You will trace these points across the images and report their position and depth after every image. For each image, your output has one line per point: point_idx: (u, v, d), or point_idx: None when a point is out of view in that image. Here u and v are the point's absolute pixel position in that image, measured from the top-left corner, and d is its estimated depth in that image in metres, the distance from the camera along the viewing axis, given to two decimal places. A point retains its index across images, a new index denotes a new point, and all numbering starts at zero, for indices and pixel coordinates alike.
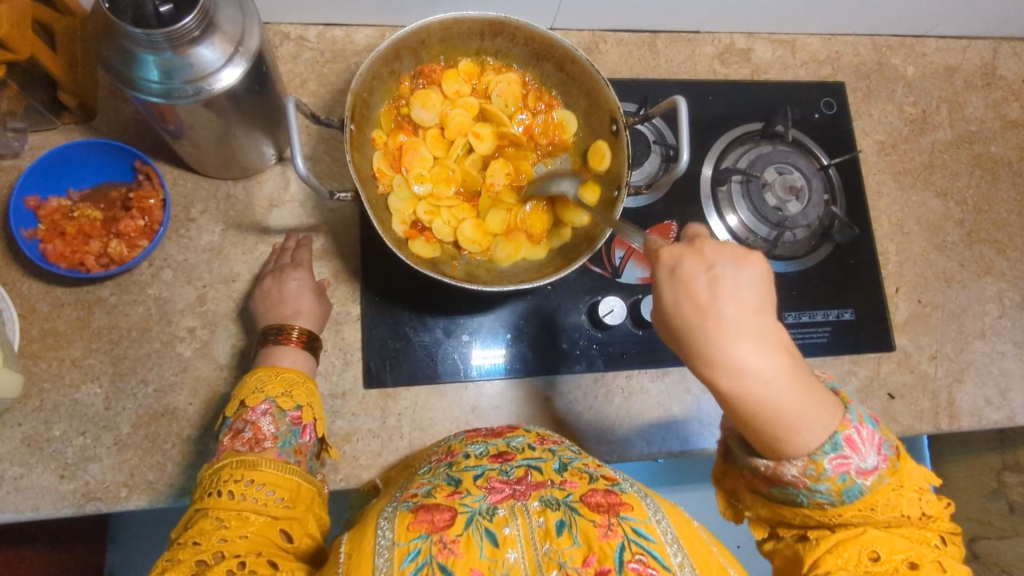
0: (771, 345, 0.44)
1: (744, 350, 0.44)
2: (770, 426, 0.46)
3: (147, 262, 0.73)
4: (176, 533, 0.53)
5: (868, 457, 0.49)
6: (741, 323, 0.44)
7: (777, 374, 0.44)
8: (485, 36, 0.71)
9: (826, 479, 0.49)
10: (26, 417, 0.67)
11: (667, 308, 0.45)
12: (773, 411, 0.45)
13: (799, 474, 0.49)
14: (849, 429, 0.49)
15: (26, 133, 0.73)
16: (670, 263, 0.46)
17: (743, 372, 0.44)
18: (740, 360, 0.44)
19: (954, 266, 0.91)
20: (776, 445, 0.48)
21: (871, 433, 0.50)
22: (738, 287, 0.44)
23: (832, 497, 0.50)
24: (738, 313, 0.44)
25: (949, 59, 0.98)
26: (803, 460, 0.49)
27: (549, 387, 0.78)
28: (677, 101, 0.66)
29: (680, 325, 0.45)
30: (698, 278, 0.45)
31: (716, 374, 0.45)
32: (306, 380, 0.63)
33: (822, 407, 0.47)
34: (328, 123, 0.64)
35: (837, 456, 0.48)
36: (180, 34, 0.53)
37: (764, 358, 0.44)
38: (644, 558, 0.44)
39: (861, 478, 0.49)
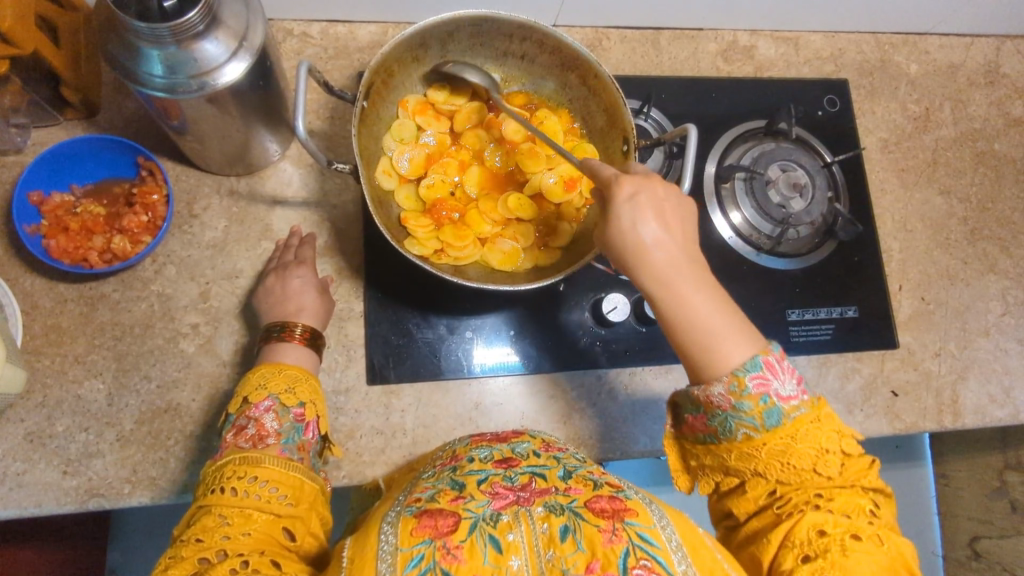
0: (699, 268, 0.54)
1: (679, 270, 0.53)
2: (693, 335, 0.53)
3: (150, 259, 0.73)
4: (179, 530, 0.52)
5: (786, 384, 0.52)
6: (678, 249, 0.54)
7: (701, 289, 0.53)
8: (513, 39, 0.71)
9: (747, 398, 0.52)
10: (29, 413, 0.67)
11: (623, 226, 0.53)
12: (698, 321, 0.52)
13: (724, 393, 0.52)
14: (769, 355, 0.53)
15: (29, 129, 0.73)
16: (630, 189, 0.53)
17: (675, 284, 0.53)
18: (670, 274, 0.53)
19: (957, 263, 0.91)
20: (697, 360, 0.53)
21: (788, 364, 0.54)
22: (675, 225, 0.54)
23: (755, 421, 0.52)
24: (676, 242, 0.54)
25: (952, 57, 0.98)
26: (727, 378, 0.52)
27: (553, 384, 0.78)
28: (688, 128, 0.65)
29: (632, 242, 0.53)
30: (649, 205, 0.53)
31: (648, 283, 0.53)
32: (310, 377, 0.63)
33: (745, 331, 0.53)
34: (342, 94, 0.64)
35: (757, 375, 0.52)
36: (185, 27, 0.53)
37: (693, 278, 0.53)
38: (648, 564, 0.44)
39: (781, 402, 0.52)
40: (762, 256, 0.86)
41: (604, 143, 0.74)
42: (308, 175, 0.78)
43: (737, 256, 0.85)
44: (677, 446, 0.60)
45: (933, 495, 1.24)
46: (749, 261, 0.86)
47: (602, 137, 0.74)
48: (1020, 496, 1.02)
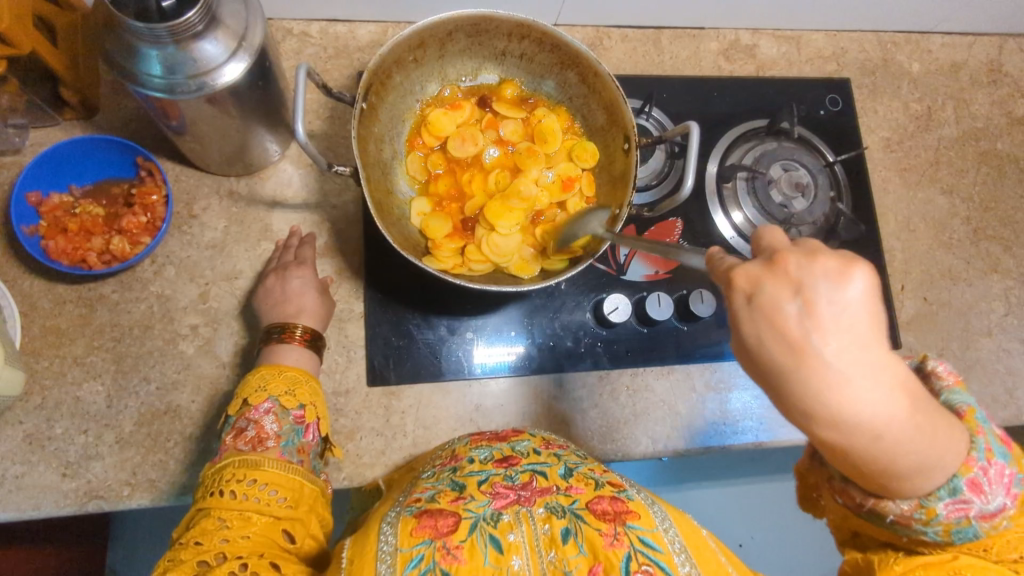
0: (897, 389, 0.31)
1: (863, 404, 0.31)
2: (883, 475, 0.35)
3: (149, 260, 0.73)
4: (178, 533, 0.52)
5: (993, 499, 0.41)
6: (865, 365, 0.30)
7: (899, 425, 0.32)
8: (512, 38, 0.70)
9: (938, 523, 0.41)
10: (28, 415, 0.67)
11: (751, 353, 0.32)
12: (890, 462, 0.34)
13: (904, 514, 0.41)
14: (973, 473, 0.39)
15: (27, 129, 0.72)
16: (743, 287, 0.32)
17: (857, 431, 0.31)
18: (851, 415, 0.31)
19: (960, 263, 0.90)
20: (881, 488, 0.37)
21: (1005, 471, 0.41)
22: (859, 318, 0.29)
23: (938, 535, 0.43)
24: (866, 360, 0.30)
25: (955, 56, 0.98)
26: (913, 503, 0.40)
27: (554, 384, 0.78)
28: (690, 126, 0.65)
29: (773, 376, 0.31)
30: (789, 311, 0.30)
31: (811, 430, 0.32)
32: (309, 379, 0.62)
33: (948, 435, 0.36)
34: (341, 95, 0.63)
35: (954, 501, 0.40)
36: (183, 27, 0.53)
37: (889, 413, 0.31)
38: (650, 568, 0.44)
39: (980, 522, 0.42)
40: None
41: (604, 141, 0.73)
42: (308, 175, 0.78)
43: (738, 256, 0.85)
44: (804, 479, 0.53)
45: None
46: None
47: (602, 134, 0.73)
48: None
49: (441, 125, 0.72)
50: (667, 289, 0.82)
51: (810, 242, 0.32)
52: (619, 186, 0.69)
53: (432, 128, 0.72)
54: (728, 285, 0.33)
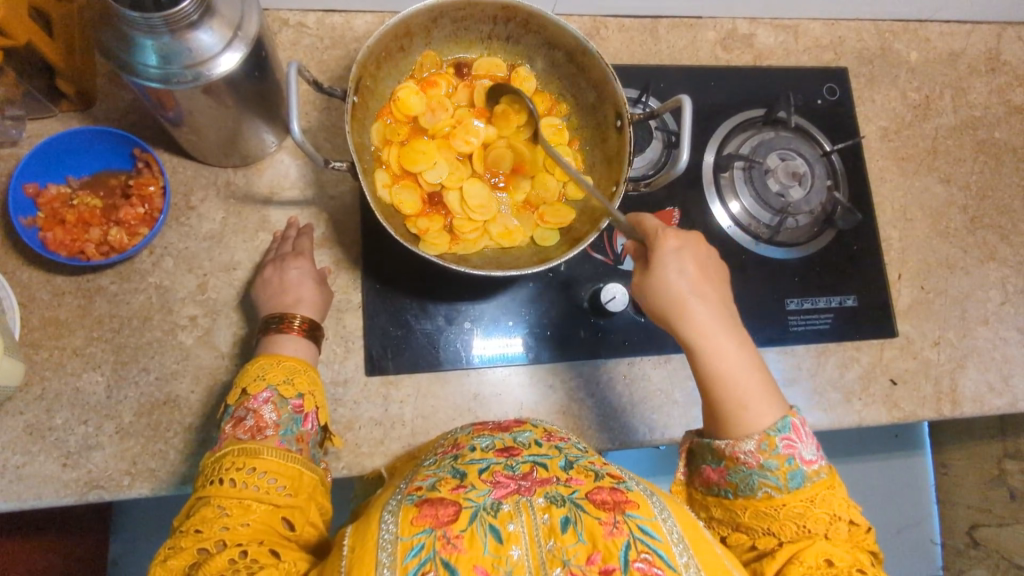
0: (733, 331, 0.61)
1: (715, 326, 0.61)
2: (730, 393, 0.58)
3: (147, 251, 0.73)
4: (179, 520, 0.52)
5: (809, 449, 0.57)
6: (715, 305, 0.62)
7: (736, 351, 0.60)
8: (498, 20, 0.70)
9: (775, 457, 0.56)
10: (28, 406, 0.67)
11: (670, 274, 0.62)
12: (737, 381, 0.59)
13: (754, 450, 0.56)
14: (796, 420, 0.58)
15: (24, 121, 0.72)
16: (674, 243, 0.62)
17: (714, 335, 0.61)
18: (711, 325, 0.61)
19: (957, 252, 0.90)
20: (732, 412, 0.58)
21: (810, 433, 0.58)
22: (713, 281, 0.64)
23: (778, 479, 0.56)
24: (717, 305, 0.62)
25: (952, 45, 0.97)
26: (760, 436, 0.57)
27: (551, 374, 0.78)
28: (683, 99, 0.65)
29: (676, 292, 0.62)
30: (691, 262, 0.62)
31: (689, 330, 0.61)
32: (308, 368, 0.63)
33: (770, 392, 0.59)
34: (332, 90, 0.63)
35: (785, 437, 0.57)
36: (178, 17, 0.53)
37: (731, 339, 0.61)
38: (649, 557, 0.45)
39: (805, 465, 0.56)
40: (760, 245, 0.85)
41: (595, 118, 0.73)
42: (305, 167, 0.78)
43: (735, 245, 0.85)
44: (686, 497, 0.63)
45: (931, 484, 1.25)
46: (748, 250, 0.85)
47: (592, 113, 0.73)
48: (1018, 485, 1.02)
49: (411, 104, 0.70)
50: None
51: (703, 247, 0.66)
52: (613, 165, 0.70)
53: (401, 109, 0.70)
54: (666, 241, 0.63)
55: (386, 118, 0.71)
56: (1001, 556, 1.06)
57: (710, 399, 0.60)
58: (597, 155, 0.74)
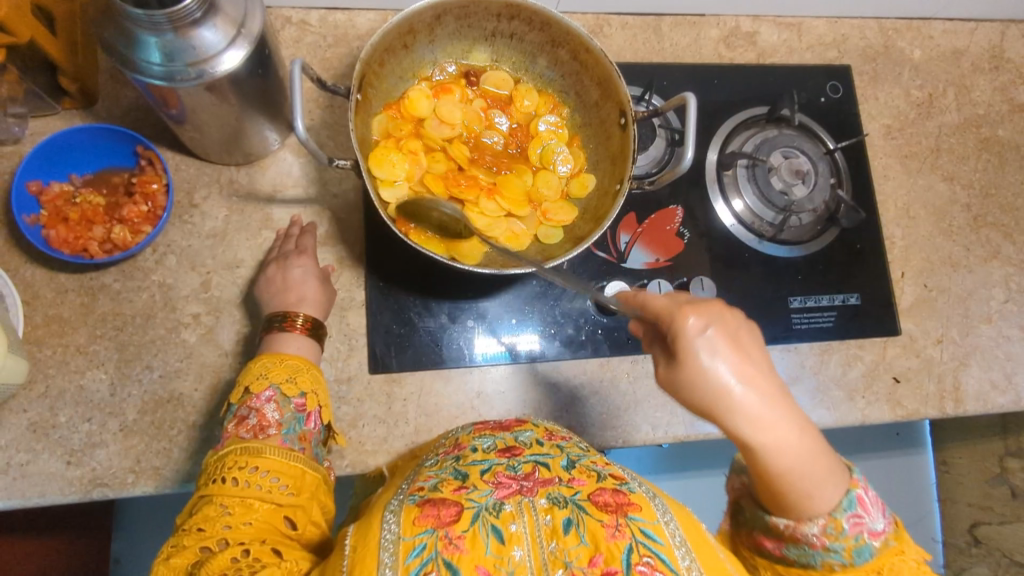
0: (790, 408, 0.49)
1: (771, 409, 0.48)
2: (796, 486, 0.50)
3: (150, 249, 0.73)
4: (182, 519, 0.53)
5: (876, 519, 0.52)
6: (767, 385, 0.49)
7: (798, 432, 0.49)
8: (501, 18, 0.70)
9: (842, 539, 0.51)
10: (32, 403, 0.67)
11: (704, 369, 0.48)
12: (802, 469, 0.49)
13: (818, 533, 0.51)
14: (859, 488, 0.52)
15: (27, 118, 0.72)
16: (700, 323, 0.49)
17: (772, 428, 0.48)
18: (764, 414, 0.48)
19: (960, 250, 0.90)
20: (796, 501, 0.51)
21: (876, 496, 0.53)
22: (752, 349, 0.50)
23: (845, 558, 0.51)
24: (767, 379, 0.49)
25: (956, 43, 0.97)
26: (825, 518, 0.51)
27: (555, 372, 0.78)
28: (687, 97, 0.65)
29: (717, 388, 0.48)
30: (726, 342, 0.49)
31: (738, 424, 0.49)
32: (311, 367, 0.63)
33: (834, 465, 0.51)
34: (335, 89, 0.63)
35: (852, 515, 0.51)
36: (181, 15, 0.53)
37: (788, 421, 0.49)
38: (651, 561, 0.45)
39: (872, 540, 0.51)
40: (764, 243, 0.85)
41: (599, 117, 0.73)
42: (308, 164, 0.78)
43: (739, 243, 0.85)
44: (731, 546, 0.59)
45: (933, 482, 1.25)
46: (751, 248, 0.85)
47: (596, 111, 0.73)
48: (1020, 483, 1.02)
49: (418, 106, 0.71)
50: (667, 277, 0.82)
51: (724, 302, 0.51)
52: (618, 163, 0.69)
53: (408, 109, 0.71)
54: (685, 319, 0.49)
55: (393, 112, 0.71)
56: (1003, 554, 1.06)
57: (772, 489, 0.51)
58: (601, 154, 0.74)
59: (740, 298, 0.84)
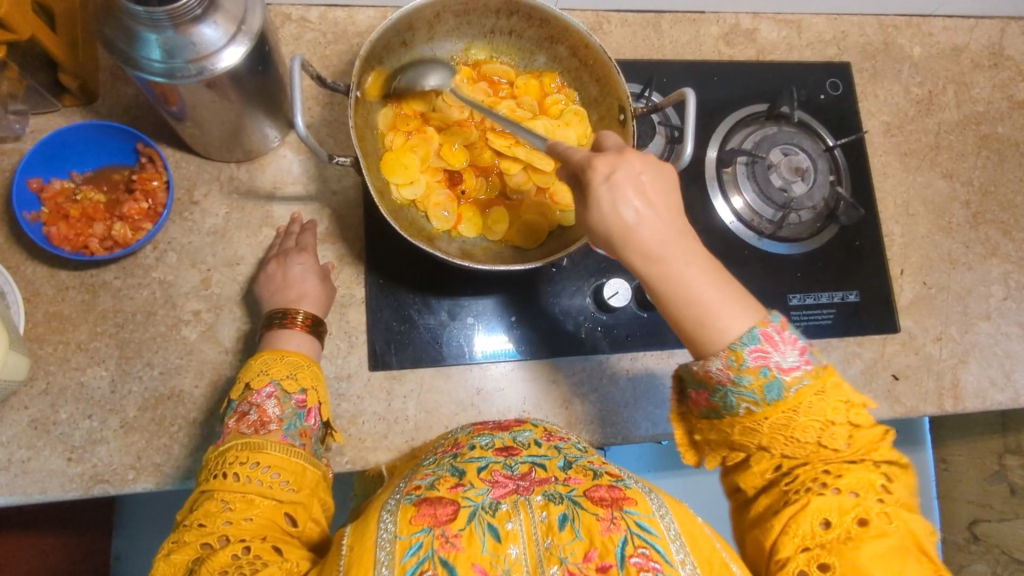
0: (690, 244, 0.49)
1: (669, 246, 0.48)
2: (691, 318, 0.49)
3: (150, 246, 0.73)
4: (182, 515, 0.53)
5: (788, 355, 0.49)
6: (667, 221, 0.49)
7: (692, 263, 0.49)
8: (500, 14, 0.70)
9: (747, 371, 0.49)
10: (33, 400, 0.67)
11: (603, 210, 0.48)
12: (695, 298, 0.49)
13: (722, 367, 0.50)
14: (768, 326, 0.50)
15: (27, 115, 0.72)
16: (605, 169, 0.48)
17: (667, 262, 0.48)
18: (663, 251, 0.48)
19: (959, 247, 0.90)
20: (693, 335, 0.50)
21: (791, 334, 0.50)
22: (661, 187, 0.49)
23: (755, 395, 0.50)
24: (670, 217, 0.49)
25: (956, 40, 0.97)
26: (724, 352, 0.49)
27: (554, 369, 0.78)
28: (686, 93, 0.66)
29: (618, 225, 0.48)
30: (629, 182, 0.48)
31: (636, 260, 0.49)
32: (311, 364, 0.63)
33: (735, 297, 0.50)
34: (335, 87, 0.63)
35: (755, 349, 0.49)
36: (181, 12, 0.53)
37: (686, 254, 0.49)
38: (646, 552, 0.45)
39: (782, 374, 0.49)
40: (763, 241, 0.86)
41: (597, 113, 0.73)
42: (308, 162, 0.78)
43: (738, 241, 0.85)
44: (684, 423, 0.58)
45: (932, 480, 1.24)
46: (751, 246, 0.85)
47: (594, 108, 0.73)
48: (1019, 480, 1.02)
49: (422, 96, 0.72)
50: None
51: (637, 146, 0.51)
52: None
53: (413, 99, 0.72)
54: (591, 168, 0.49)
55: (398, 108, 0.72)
56: (1002, 551, 1.06)
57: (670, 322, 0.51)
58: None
59: None
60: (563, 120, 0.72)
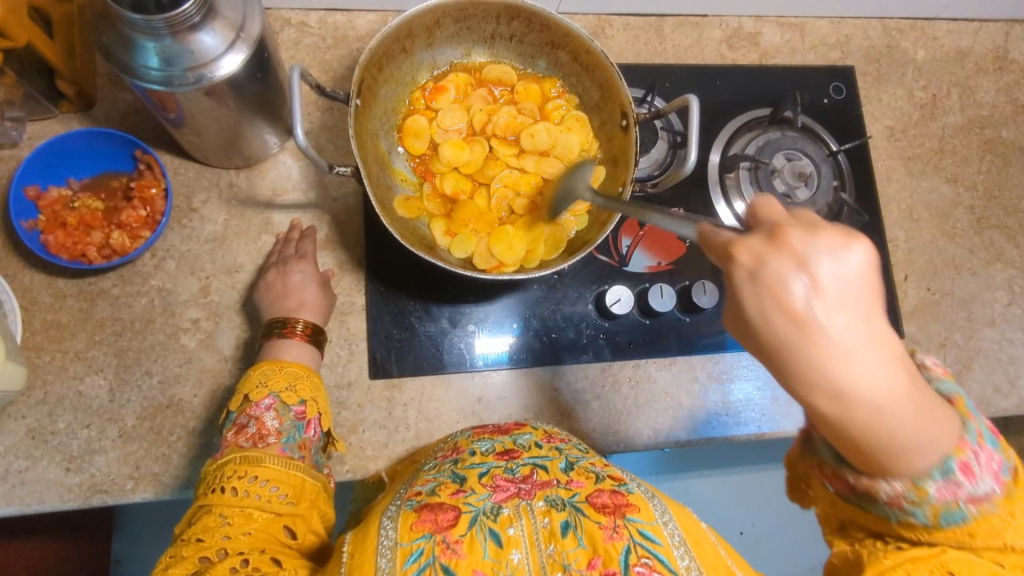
0: (887, 364, 0.33)
1: (856, 374, 0.33)
2: (872, 450, 0.37)
3: (149, 253, 0.72)
4: (181, 528, 0.52)
5: (982, 483, 0.42)
6: (859, 339, 0.33)
7: (889, 390, 0.34)
8: (500, 20, 0.69)
9: (926, 504, 0.42)
10: (30, 410, 0.67)
11: (755, 324, 0.34)
12: (884, 431, 0.36)
13: (896, 495, 0.42)
14: (964, 453, 0.40)
15: (24, 122, 0.72)
16: (753, 265, 0.33)
17: (856, 397, 0.34)
18: (851, 383, 0.33)
19: (963, 253, 0.90)
20: (871, 463, 0.39)
21: (989, 455, 0.42)
22: (849, 294, 0.32)
23: (928, 519, 0.43)
24: (864, 331, 0.33)
25: (960, 43, 0.96)
26: (908, 484, 0.41)
27: (557, 377, 0.78)
28: (690, 98, 0.65)
29: (778, 346, 0.34)
30: (793, 289, 0.32)
31: (807, 392, 0.34)
32: (311, 374, 0.62)
33: (929, 422, 0.37)
34: (335, 95, 0.62)
35: (945, 481, 0.41)
36: (179, 19, 0.52)
37: (881, 379, 0.34)
38: (649, 562, 0.44)
39: (968, 505, 0.42)
40: None
41: (597, 118, 0.73)
42: (307, 168, 0.77)
43: None
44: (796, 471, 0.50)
45: None
46: None
47: (596, 113, 0.72)
48: None
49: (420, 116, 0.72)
50: (667, 281, 0.81)
51: (807, 220, 0.34)
52: (619, 165, 0.69)
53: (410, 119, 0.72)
54: (730, 261, 0.35)
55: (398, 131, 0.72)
56: None
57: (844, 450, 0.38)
58: (605, 154, 0.72)
59: None
60: (564, 126, 0.72)
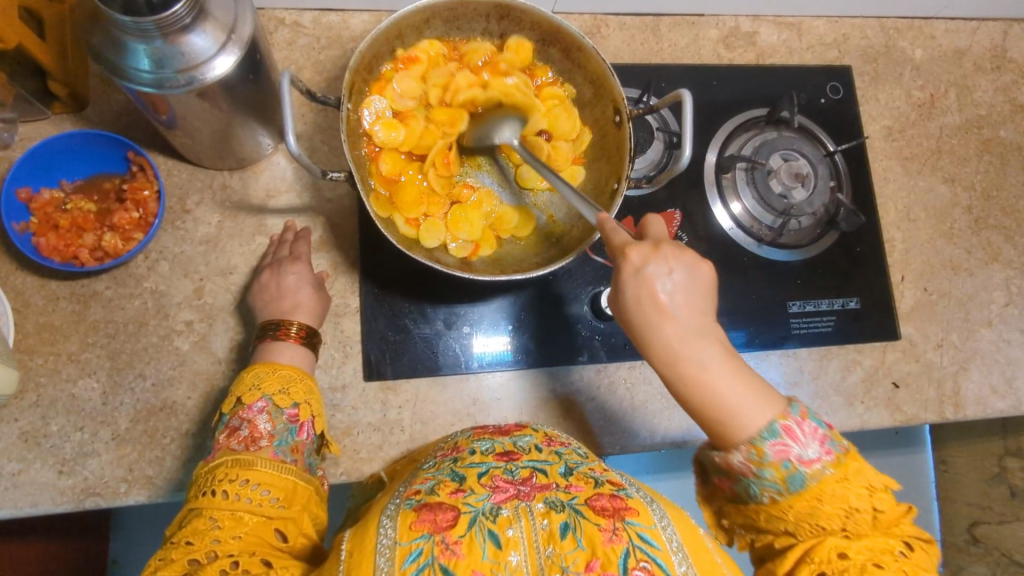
0: (710, 345, 0.53)
1: (686, 346, 0.52)
2: (709, 412, 0.53)
3: (142, 255, 0.72)
4: (171, 531, 0.52)
5: (808, 447, 0.51)
6: (688, 322, 0.53)
7: (710, 363, 0.52)
8: (490, 18, 0.68)
9: (768, 466, 0.51)
10: (23, 412, 0.67)
11: (630, 301, 0.52)
12: (711, 396, 0.52)
13: (744, 460, 0.52)
14: (788, 420, 0.52)
15: (15, 123, 0.71)
16: (637, 261, 0.52)
17: (684, 361, 0.52)
18: (681, 350, 0.52)
19: (961, 253, 0.89)
20: (719, 429, 0.53)
21: (811, 425, 0.52)
22: (687, 291, 0.53)
23: (779, 486, 0.51)
24: (696, 316, 0.53)
25: (958, 42, 0.96)
26: (746, 446, 0.52)
27: (552, 379, 0.77)
28: (683, 94, 0.64)
29: (642, 320, 0.53)
30: (655, 279, 0.52)
31: (654, 355, 0.53)
32: (305, 377, 0.62)
33: (755, 396, 0.52)
34: (325, 100, 0.62)
35: (776, 442, 0.51)
36: (170, 21, 0.52)
37: (703, 352, 0.52)
38: (647, 565, 0.44)
39: (804, 467, 0.51)
40: (763, 247, 0.85)
41: (591, 115, 0.72)
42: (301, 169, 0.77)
43: (738, 247, 0.84)
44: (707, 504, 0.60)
45: (932, 481, 1.24)
46: (750, 252, 0.84)
47: (589, 109, 0.72)
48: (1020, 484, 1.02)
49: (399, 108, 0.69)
50: None
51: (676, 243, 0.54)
52: (613, 161, 0.69)
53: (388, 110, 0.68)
54: (623, 257, 0.52)
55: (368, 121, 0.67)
56: (1002, 554, 1.06)
57: (694, 412, 0.53)
58: (597, 149, 0.72)
59: (738, 302, 0.83)
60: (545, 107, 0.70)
